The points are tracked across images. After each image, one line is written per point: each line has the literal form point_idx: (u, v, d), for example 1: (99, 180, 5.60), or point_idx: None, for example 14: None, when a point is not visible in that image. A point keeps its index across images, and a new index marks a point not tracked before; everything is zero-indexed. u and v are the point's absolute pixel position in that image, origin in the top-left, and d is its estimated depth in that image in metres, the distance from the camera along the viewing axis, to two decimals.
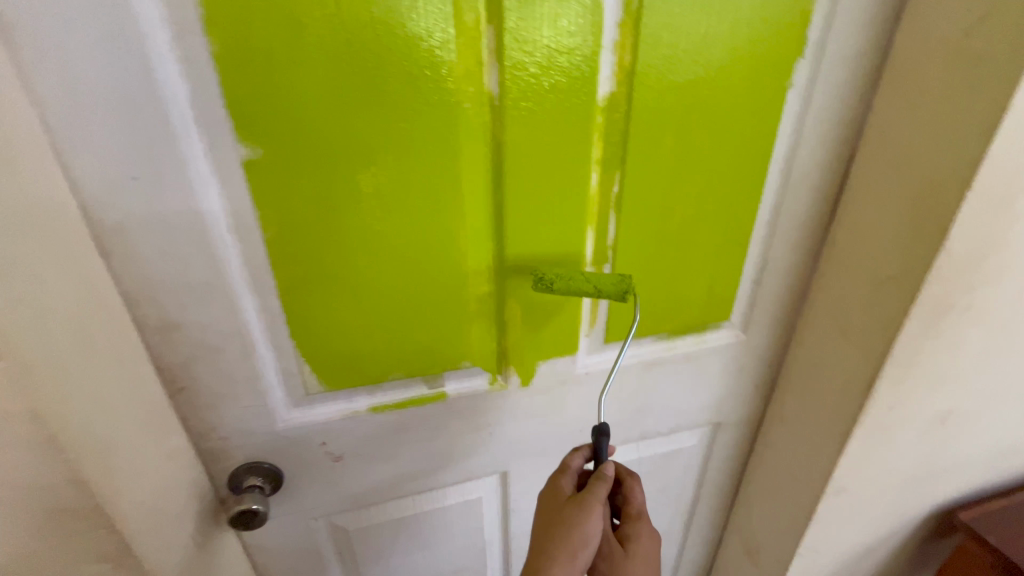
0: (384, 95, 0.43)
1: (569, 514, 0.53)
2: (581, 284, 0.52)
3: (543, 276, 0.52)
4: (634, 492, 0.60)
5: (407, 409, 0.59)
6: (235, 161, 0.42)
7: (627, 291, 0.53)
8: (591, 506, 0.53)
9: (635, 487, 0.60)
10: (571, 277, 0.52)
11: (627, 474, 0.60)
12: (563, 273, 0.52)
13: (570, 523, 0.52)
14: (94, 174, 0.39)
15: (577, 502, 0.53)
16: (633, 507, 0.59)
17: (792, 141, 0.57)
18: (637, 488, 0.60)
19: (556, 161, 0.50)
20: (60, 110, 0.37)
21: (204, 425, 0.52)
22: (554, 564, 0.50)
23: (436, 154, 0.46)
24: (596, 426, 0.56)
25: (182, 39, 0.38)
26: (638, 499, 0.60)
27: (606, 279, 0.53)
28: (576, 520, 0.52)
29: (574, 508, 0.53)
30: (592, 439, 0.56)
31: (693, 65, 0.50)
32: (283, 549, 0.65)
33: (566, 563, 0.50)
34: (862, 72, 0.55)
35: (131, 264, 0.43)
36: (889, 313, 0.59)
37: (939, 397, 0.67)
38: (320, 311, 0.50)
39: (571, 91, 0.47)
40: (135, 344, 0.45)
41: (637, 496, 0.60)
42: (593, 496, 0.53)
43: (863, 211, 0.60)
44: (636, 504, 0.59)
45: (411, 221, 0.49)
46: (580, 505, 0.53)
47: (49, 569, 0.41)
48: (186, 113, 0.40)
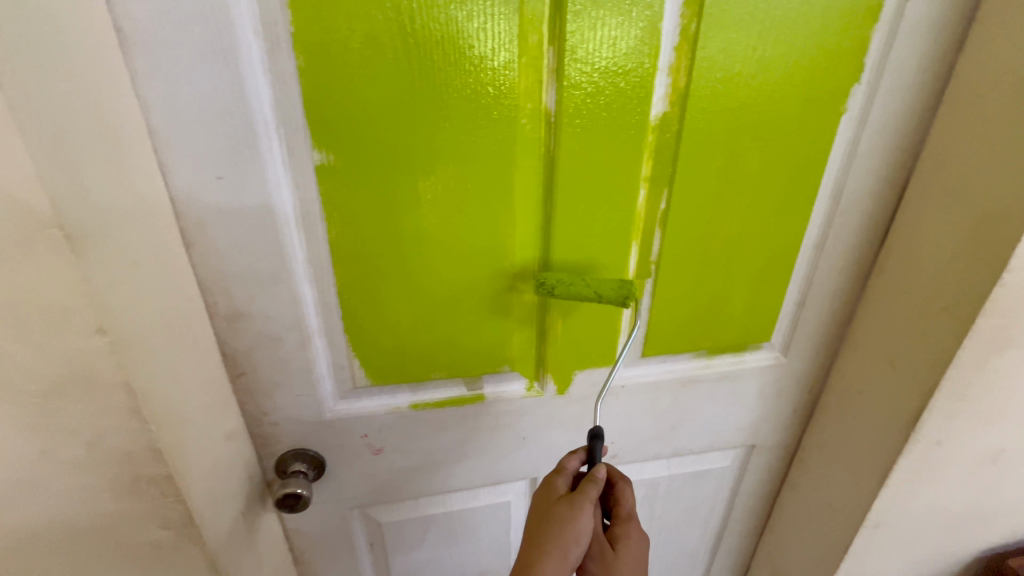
0: (449, 110, 0.46)
1: (561, 512, 0.52)
2: (581, 290, 0.52)
3: (544, 281, 0.53)
4: (625, 495, 0.58)
5: (445, 408, 0.61)
6: (308, 165, 0.46)
7: (628, 296, 0.53)
8: (582, 505, 0.52)
9: (627, 490, 0.58)
10: (572, 284, 0.53)
11: (619, 477, 0.59)
12: (564, 280, 0.53)
13: (562, 521, 0.51)
14: (185, 172, 0.43)
15: (569, 500, 0.53)
16: (624, 508, 0.57)
17: (844, 165, 0.57)
18: (628, 490, 0.58)
19: (605, 176, 0.51)
20: (163, 115, 0.41)
21: (259, 410, 0.56)
22: (545, 562, 0.50)
23: (492, 165, 0.49)
24: (592, 429, 0.57)
25: (272, 53, 0.41)
26: (629, 502, 0.57)
27: (607, 285, 0.53)
28: (567, 518, 0.51)
29: (565, 506, 0.52)
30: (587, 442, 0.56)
31: (747, 88, 0.50)
32: (319, 536, 0.67)
33: (557, 560, 0.50)
34: (920, 99, 0.55)
35: (209, 256, 0.47)
36: (940, 344, 0.57)
37: (990, 435, 0.65)
38: (374, 308, 0.53)
39: (625, 109, 0.49)
40: (206, 329, 0.49)
41: (628, 498, 0.58)
42: (584, 495, 0.52)
43: (915, 238, 0.59)
44: (626, 506, 0.57)
45: (464, 228, 0.51)
46: (571, 503, 0.52)
47: (118, 532, 0.45)
48: (269, 120, 0.44)
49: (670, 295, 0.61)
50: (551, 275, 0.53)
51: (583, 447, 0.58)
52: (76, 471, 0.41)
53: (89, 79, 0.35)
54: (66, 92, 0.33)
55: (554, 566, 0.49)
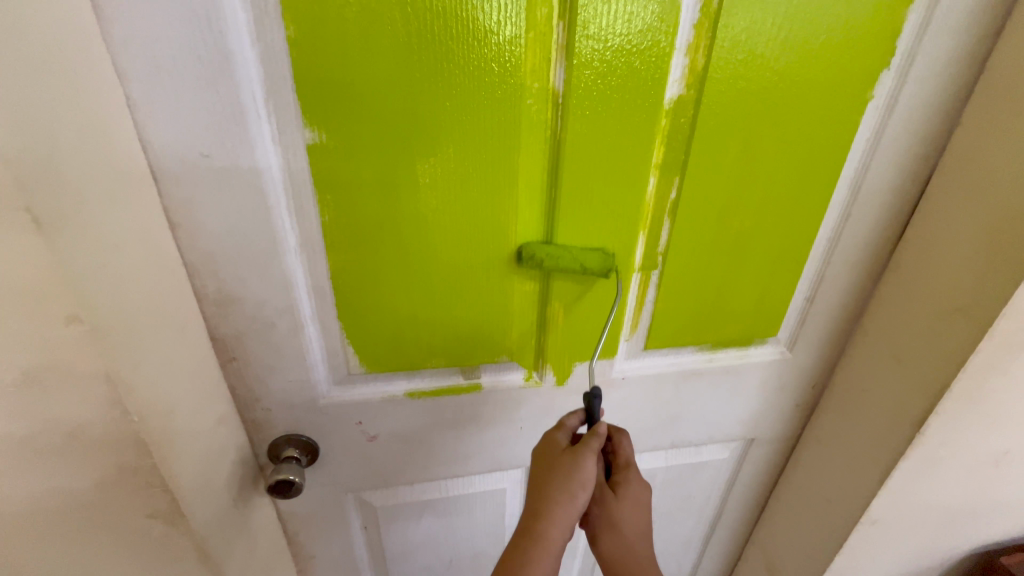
0: (450, 88, 0.43)
1: (565, 463, 0.51)
2: (567, 261, 0.51)
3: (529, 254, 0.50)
4: (622, 446, 0.56)
5: (441, 396, 0.60)
6: (299, 144, 0.43)
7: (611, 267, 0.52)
8: (586, 455, 0.51)
9: (624, 441, 0.56)
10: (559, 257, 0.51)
11: (615, 430, 0.57)
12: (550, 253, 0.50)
13: (567, 471, 0.50)
14: (167, 149, 0.41)
15: (572, 452, 0.51)
16: (622, 458, 0.55)
17: (865, 156, 0.54)
18: (625, 440, 0.56)
19: (614, 163, 0.49)
20: (142, 87, 0.38)
21: (251, 395, 0.55)
22: (556, 508, 0.49)
23: (495, 147, 0.46)
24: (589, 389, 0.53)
25: (260, 22, 0.38)
26: (627, 451, 0.56)
27: (590, 256, 0.52)
28: (572, 468, 0.50)
29: (569, 458, 0.51)
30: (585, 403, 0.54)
31: (768, 72, 0.47)
32: (313, 519, 0.67)
33: (566, 505, 0.49)
34: (952, 88, 0.51)
35: (195, 238, 0.45)
36: (954, 345, 0.55)
37: (996, 436, 0.63)
38: (368, 294, 0.51)
39: (638, 92, 0.46)
40: (195, 314, 0.47)
41: (626, 448, 0.56)
42: (587, 447, 0.51)
43: (935, 235, 0.56)
44: (624, 454, 0.55)
45: (465, 214, 0.49)
46: (574, 453, 0.51)
47: (105, 520, 0.44)
48: (256, 94, 0.41)
49: (676, 288, 0.58)
50: (538, 246, 0.51)
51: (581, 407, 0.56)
52: (59, 460, 0.40)
53: (61, 43, 0.32)
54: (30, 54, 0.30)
55: (565, 511, 0.49)
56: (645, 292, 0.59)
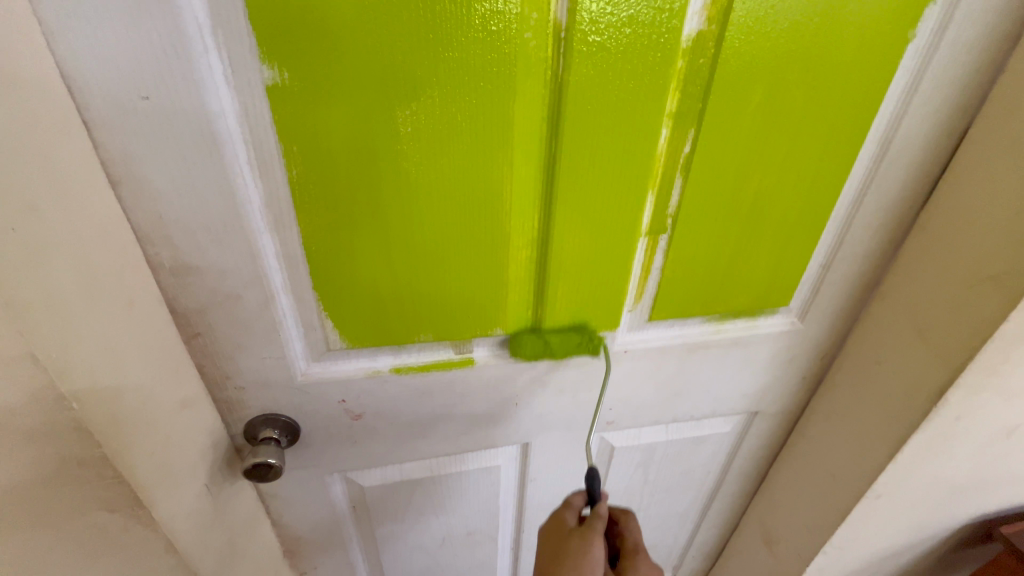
0: (434, 18, 0.36)
1: (573, 545, 0.50)
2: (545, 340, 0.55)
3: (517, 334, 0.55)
4: (629, 527, 0.56)
5: (431, 372, 0.56)
6: (258, 85, 0.37)
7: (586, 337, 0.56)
8: (593, 537, 0.50)
9: (631, 521, 0.56)
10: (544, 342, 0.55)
11: (622, 512, 0.58)
12: (541, 343, 0.55)
13: (575, 555, 0.49)
14: (98, 88, 0.34)
15: (580, 534, 0.51)
16: (630, 541, 0.55)
17: (899, 105, 0.49)
18: (633, 523, 0.57)
19: (623, 113, 0.43)
20: (58, 8, 0.31)
21: (221, 373, 0.50)
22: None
23: (488, 93, 0.40)
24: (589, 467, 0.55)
25: None
26: (635, 534, 0.56)
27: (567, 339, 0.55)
28: (580, 551, 0.49)
29: (578, 537, 0.51)
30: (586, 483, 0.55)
31: (801, 4, 0.41)
32: (297, 501, 0.63)
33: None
34: (1002, 27, 0.46)
35: (142, 196, 0.39)
36: (982, 316, 0.52)
37: (1012, 410, 0.61)
38: (347, 263, 0.46)
39: (652, 26, 0.40)
40: (148, 285, 0.42)
41: (634, 531, 0.56)
42: (593, 528, 0.50)
43: (969, 195, 0.51)
44: (632, 537, 0.55)
45: (453, 173, 0.43)
46: (581, 534, 0.51)
47: (56, 514, 0.40)
48: (201, 22, 0.34)
49: (685, 254, 0.54)
50: (525, 333, 0.55)
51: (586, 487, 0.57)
52: None
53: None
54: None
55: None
56: (652, 259, 0.54)
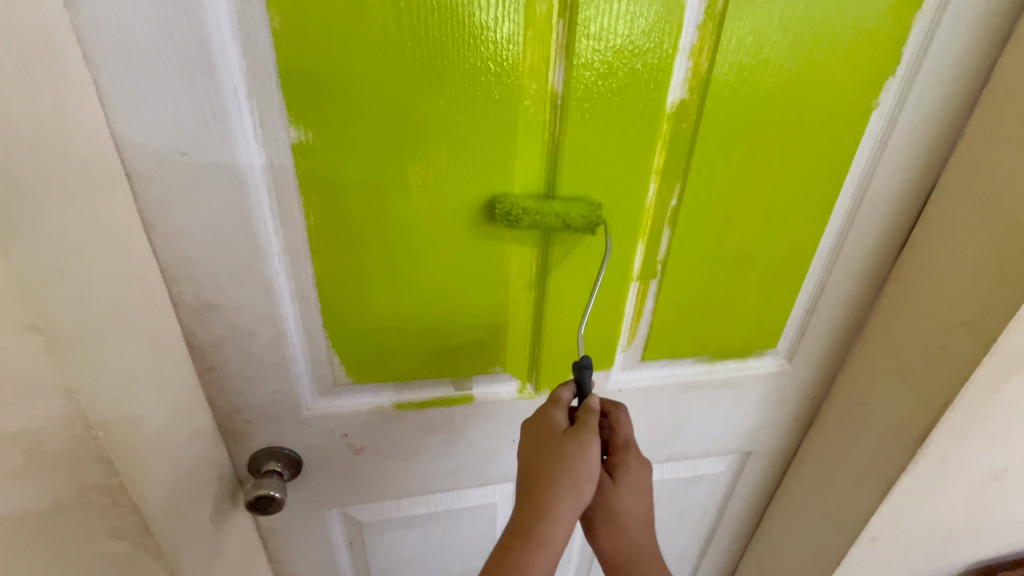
0: (444, 85, 0.41)
1: (568, 449, 0.46)
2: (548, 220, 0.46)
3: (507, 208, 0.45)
4: (620, 422, 0.54)
5: (431, 408, 0.58)
6: (285, 142, 0.41)
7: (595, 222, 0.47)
8: (589, 438, 0.47)
9: (622, 417, 0.54)
10: (540, 214, 0.46)
11: (612, 406, 0.55)
12: (534, 207, 0.46)
13: (570, 457, 0.46)
14: (142, 145, 0.38)
15: (574, 434, 0.47)
16: (621, 437, 0.53)
17: (869, 164, 0.53)
18: (624, 416, 0.54)
19: (615, 169, 0.47)
20: (113, 77, 0.36)
21: (230, 406, 0.52)
22: (559, 503, 0.45)
23: (491, 150, 0.44)
24: (580, 357, 0.51)
25: (243, 12, 0.36)
26: (626, 429, 0.53)
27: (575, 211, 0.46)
28: (577, 454, 0.46)
29: (572, 441, 0.47)
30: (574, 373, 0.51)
31: (773, 77, 0.46)
32: (296, 535, 0.64)
33: (571, 501, 0.45)
34: (956, 99, 0.50)
35: (171, 240, 0.42)
36: (959, 360, 0.54)
37: (998, 452, 0.62)
38: (355, 302, 0.49)
39: (639, 93, 0.44)
40: (170, 321, 0.45)
41: (625, 425, 0.54)
42: (587, 428, 0.47)
43: (938, 247, 0.55)
44: (624, 433, 0.53)
45: (457, 220, 0.47)
46: (574, 435, 0.47)
47: (66, 544, 0.41)
48: (239, 88, 0.38)
49: (675, 297, 0.57)
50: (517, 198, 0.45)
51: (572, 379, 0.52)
52: (11, 481, 0.36)
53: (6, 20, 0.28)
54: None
55: (570, 508, 0.45)
56: (644, 301, 0.57)
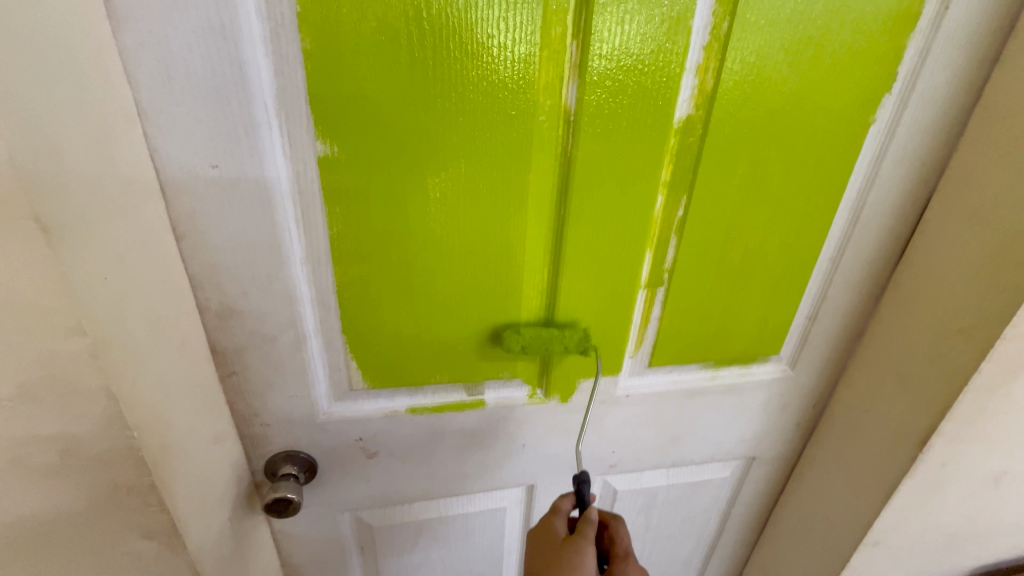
0: (463, 103, 0.43)
1: (566, 555, 0.50)
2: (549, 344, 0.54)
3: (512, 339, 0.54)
4: (620, 533, 0.57)
5: (444, 413, 0.59)
6: (311, 156, 0.43)
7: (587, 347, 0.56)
8: (584, 545, 0.50)
9: (621, 528, 0.57)
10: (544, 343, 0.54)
11: (611, 517, 0.59)
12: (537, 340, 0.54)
13: (566, 563, 0.49)
14: (177, 159, 0.40)
15: (571, 542, 0.51)
16: (620, 547, 0.56)
17: (868, 177, 0.55)
18: (623, 528, 0.57)
19: (624, 182, 0.49)
20: (153, 94, 0.38)
21: (250, 410, 0.53)
22: None
23: (507, 164, 0.46)
24: (578, 473, 0.54)
25: (276, 34, 0.38)
26: (625, 540, 0.56)
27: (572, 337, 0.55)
28: (572, 559, 0.49)
29: (569, 548, 0.50)
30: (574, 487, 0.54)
31: (775, 94, 0.48)
32: (308, 539, 0.65)
33: None
34: (950, 115, 0.53)
35: (200, 249, 0.44)
36: (957, 366, 0.56)
37: (997, 457, 0.64)
38: (373, 309, 0.50)
39: (648, 110, 0.46)
40: (196, 327, 0.46)
41: (624, 537, 0.57)
42: (584, 537, 0.50)
43: (935, 256, 0.57)
44: (622, 543, 0.56)
45: (474, 231, 0.48)
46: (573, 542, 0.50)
47: (94, 543, 0.42)
48: (269, 105, 0.40)
49: (681, 305, 0.58)
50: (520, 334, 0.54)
51: (573, 489, 0.56)
52: (46, 480, 0.37)
53: (57, 37, 0.30)
54: (20, 46, 0.27)
55: None
56: (651, 308, 0.59)
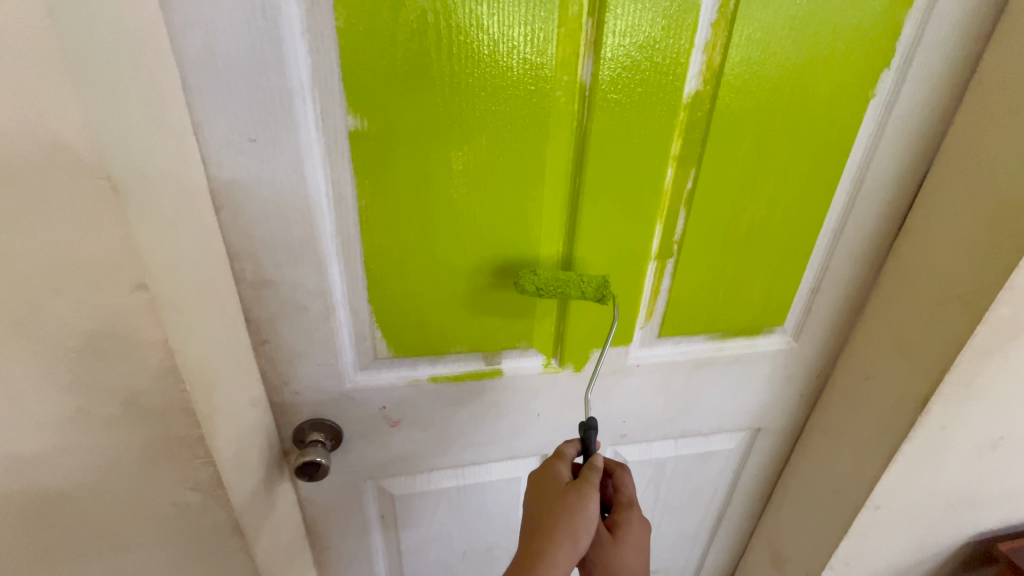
0: (486, 78, 0.45)
1: (570, 501, 0.52)
2: (564, 288, 0.53)
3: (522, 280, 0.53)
4: (624, 482, 0.60)
5: (464, 382, 0.62)
6: (342, 130, 0.45)
7: (605, 296, 0.54)
8: (588, 492, 0.52)
9: (626, 477, 0.60)
10: (561, 278, 0.53)
11: (617, 466, 0.61)
12: (546, 283, 0.53)
13: (570, 509, 0.51)
14: (217, 132, 0.43)
15: (575, 488, 0.53)
16: (625, 495, 0.59)
17: (868, 150, 0.58)
18: (627, 477, 0.60)
19: (636, 154, 0.52)
20: (198, 70, 0.40)
21: (280, 378, 0.56)
22: (557, 550, 0.49)
23: (526, 138, 0.48)
24: (585, 419, 0.56)
25: (311, 13, 0.41)
26: (630, 488, 0.60)
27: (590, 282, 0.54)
28: (576, 505, 0.51)
29: (573, 494, 0.53)
30: (581, 433, 0.56)
31: (780, 69, 0.51)
32: (333, 506, 0.68)
33: (568, 550, 0.49)
34: (947, 88, 0.55)
35: (237, 220, 0.46)
36: (954, 331, 0.58)
37: (994, 422, 0.66)
38: (396, 278, 0.53)
39: (659, 85, 0.49)
40: (232, 296, 0.49)
41: (628, 486, 0.60)
42: (588, 483, 0.53)
43: (933, 226, 0.60)
44: (627, 492, 0.59)
45: (494, 202, 0.51)
46: (577, 488, 0.53)
47: (142, 495, 0.44)
48: (304, 81, 0.43)
49: (690, 275, 0.61)
50: (531, 276, 0.53)
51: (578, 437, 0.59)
52: (104, 431, 0.40)
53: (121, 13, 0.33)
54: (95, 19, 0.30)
55: (566, 557, 0.49)
56: (661, 279, 0.61)
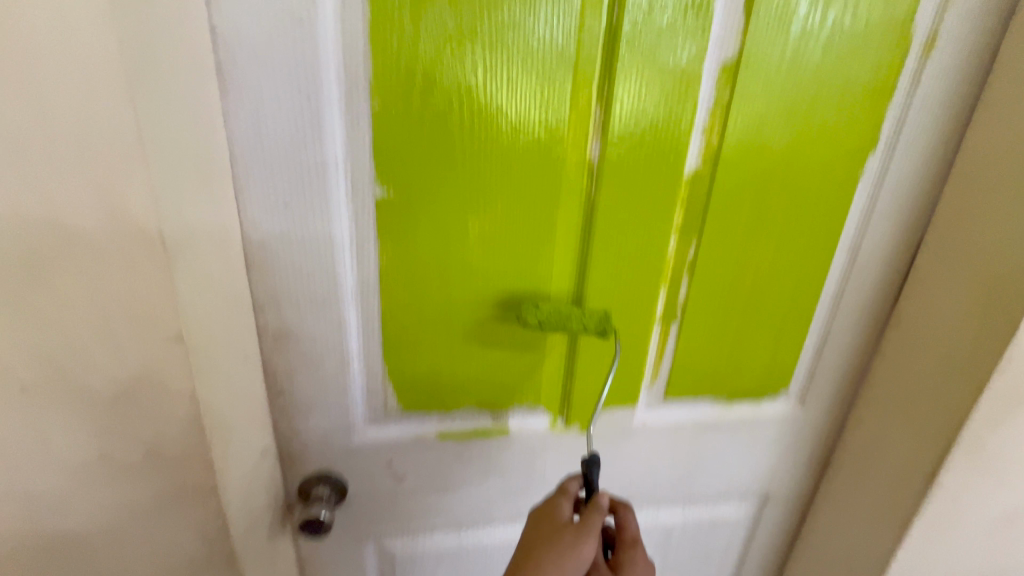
0: (503, 154, 0.50)
1: (565, 541, 0.51)
2: (566, 320, 0.55)
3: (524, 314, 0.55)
4: (628, 521, 0.57)
5: (470, 439, 0.62)
6: (369, 197, 0.49)
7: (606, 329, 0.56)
8: (586, 536, 0.51)
9: (630, 516, 0.57)
10: (567, 318, 0.55)
11: (622, 504, 0.58)
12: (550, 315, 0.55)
13: (563, 550, 0.51)
14: (256, 198, 0.47)
15: (573, 530, 0.52)
16: (627, 534, 0.57)
17: (861, 224, 0.61)
18: (632, 515, 0.58)
19: (640, 224, 0.55)
20: (245, 145, 0.45)
21: (290, 430, 0.57)
22: None
23: (538, 206, 0.52)
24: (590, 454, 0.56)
25: (349, 98, 0.45)
26: (634, 528, 0.57)
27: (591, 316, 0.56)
28: (570, 548, 0.50)
29: (570, 536, 0.51)
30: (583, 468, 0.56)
31: (773, 151, 0.55)
32: (332, 564, 0.67)
33: None
34: (931, 170, 0.59)
35: (265, 277, 0.50)
36: (956, 401, 0.59)
37: (1009, 497, 0.65)
38: (410, 333, 0.55)
39: (662, 163, 0.53)
40: (254, 348, 0.52)
41: (633, 523, 0.57)
42: (587, 526, 0.51)
43: (929, 298, 0.62)
44: (630, 531, 0.57)
45: (506, 263, 0.54)
46: (575, 530, 0.52)
47: (151, 540, 0.45)
48: (338, 154, 0.47)
49: (694, 339, 0.63)
50: (532, 308, 0.55)
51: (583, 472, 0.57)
52: (126, 473, 0.42)
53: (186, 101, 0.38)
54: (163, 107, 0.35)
55: None
56: (665, 341, 0.63)
